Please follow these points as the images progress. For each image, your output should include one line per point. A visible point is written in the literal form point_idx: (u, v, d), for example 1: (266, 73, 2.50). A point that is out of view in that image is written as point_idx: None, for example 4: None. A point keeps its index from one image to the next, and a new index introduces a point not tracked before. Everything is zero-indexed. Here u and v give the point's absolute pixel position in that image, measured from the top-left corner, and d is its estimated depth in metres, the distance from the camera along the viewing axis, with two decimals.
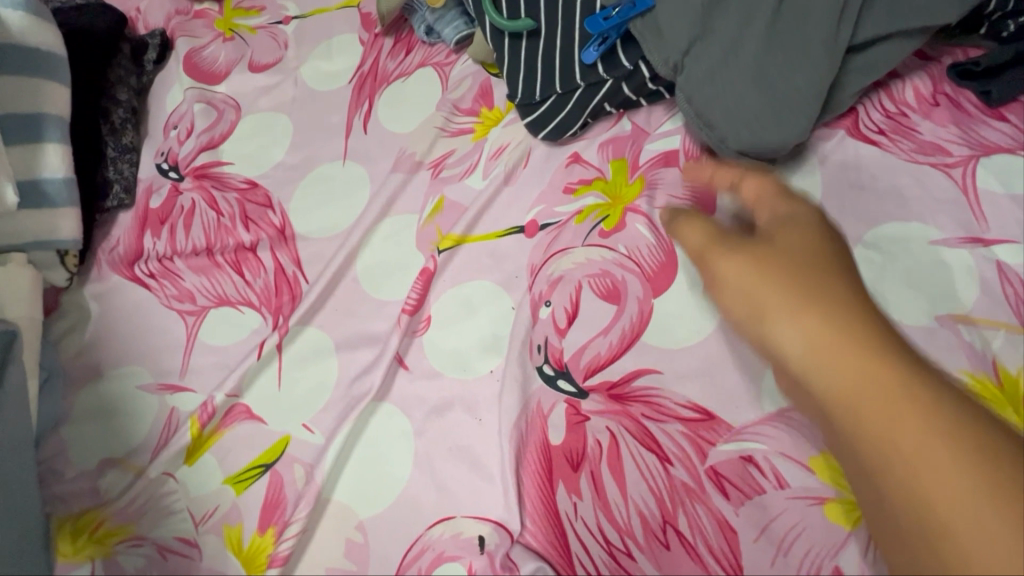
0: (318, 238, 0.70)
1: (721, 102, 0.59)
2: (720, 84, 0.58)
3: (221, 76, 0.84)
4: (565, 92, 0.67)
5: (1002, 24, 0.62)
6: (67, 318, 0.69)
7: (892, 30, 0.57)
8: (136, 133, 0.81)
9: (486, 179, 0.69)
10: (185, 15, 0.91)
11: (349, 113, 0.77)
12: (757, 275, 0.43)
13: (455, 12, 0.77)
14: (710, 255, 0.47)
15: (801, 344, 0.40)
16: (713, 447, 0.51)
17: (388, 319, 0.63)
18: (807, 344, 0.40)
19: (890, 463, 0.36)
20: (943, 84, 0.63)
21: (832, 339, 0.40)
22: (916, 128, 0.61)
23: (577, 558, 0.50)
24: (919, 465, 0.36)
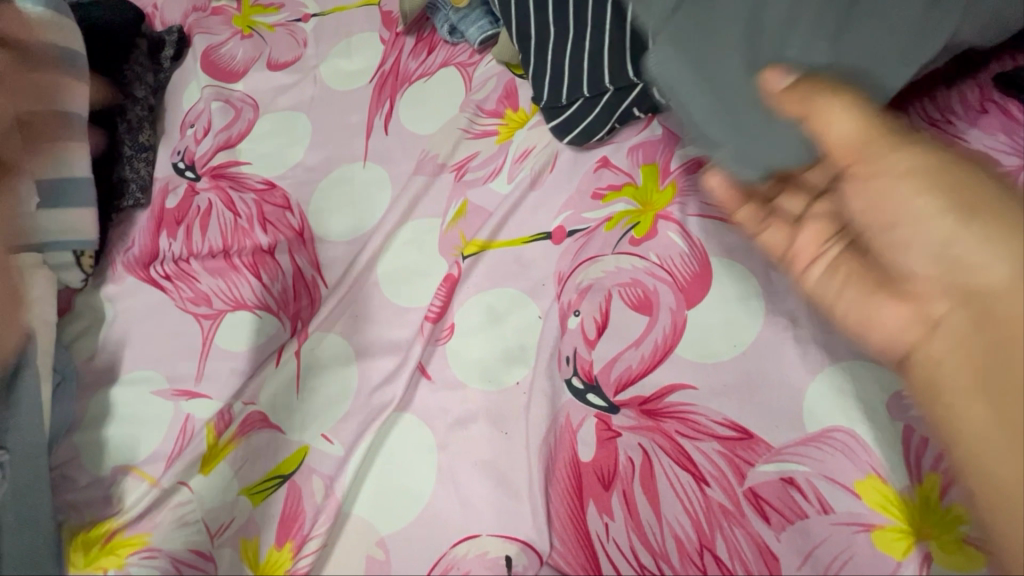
0: (338, 242, 0.68)
1: (706, 108, 0.52)
2: (705, 93, 0.52)
3: (238, 74, 0.83)
4: (593, 95, 0.65)
5: None
6: (82, 319, 0.68)
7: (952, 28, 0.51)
8: (153, 131, 0.80)
9: (511, 183, 0.67)
10: (203, 11, 0.90)
11: (370, 114, 0.76)
12: (949, 221, 0.39)
13: (479, 11, 0.75)
14: (862, 147, 0.44)
15: (937, 202, 0.40)
16: (751, 468, 0.49)
17: (410, 327, 0.62)
18: (912, 319, 0.42)
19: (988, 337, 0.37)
20: (991, 91, 0.60)
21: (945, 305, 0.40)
22: (963, 136, 0.58)
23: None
24: (992, 348, 0.36)
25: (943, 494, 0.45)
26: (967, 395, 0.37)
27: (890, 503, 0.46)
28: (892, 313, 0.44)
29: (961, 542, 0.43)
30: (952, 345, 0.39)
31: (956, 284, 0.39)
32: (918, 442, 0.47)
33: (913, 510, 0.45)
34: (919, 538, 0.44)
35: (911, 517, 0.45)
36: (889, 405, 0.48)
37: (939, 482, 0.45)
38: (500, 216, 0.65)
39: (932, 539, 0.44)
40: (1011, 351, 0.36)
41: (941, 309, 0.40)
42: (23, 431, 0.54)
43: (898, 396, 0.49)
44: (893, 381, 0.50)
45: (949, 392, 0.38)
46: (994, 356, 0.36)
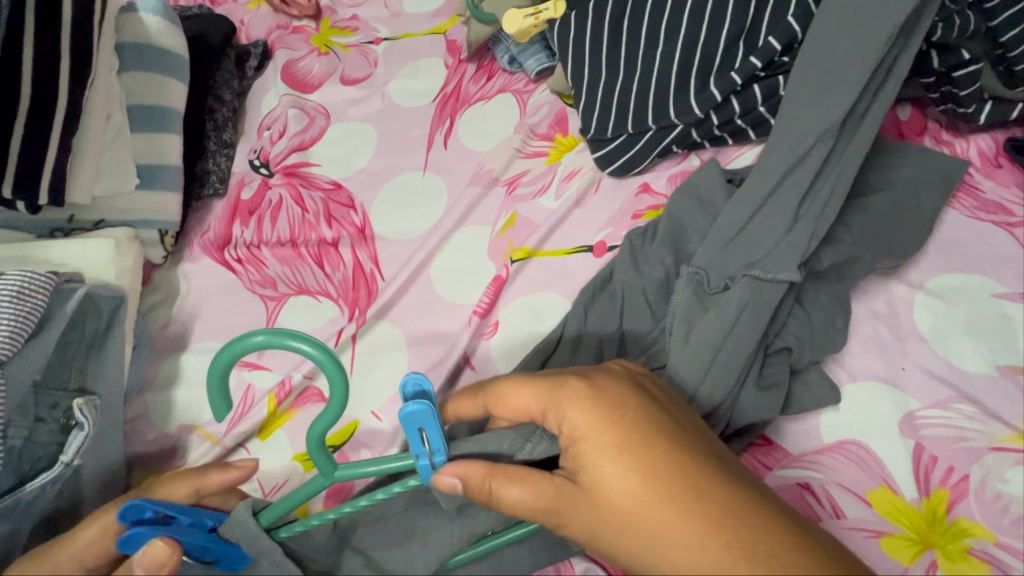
0: (396, 240, 0.74)
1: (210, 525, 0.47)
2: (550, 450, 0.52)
3: (314, 86, 0.91)
4: (636, 133, 0.71)
5: None
6: (158, 291, 0.75)
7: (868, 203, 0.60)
8: (235, 131, 0.89)
9: (558, 200, 0.74)
10: (285, 28, 0.99)
11: (431, 129, 0.83)
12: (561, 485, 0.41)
13: (539, 46, 0.83)
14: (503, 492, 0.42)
15: (621, 469, 0.39)
16: (769, 472, 0.53)
17: (458, 321, 0.67)
18: (598, 479, 0.40)
19: (635, 463, 0.39)
20: (1000, 154, 0.65)
21: (601, 470, 0.40)
22: (980, 187, 0.64)
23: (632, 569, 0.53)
24: (639, 458, 0.39)
25: (950, 508, 0.49)
26: (635, 497, 0.39)
27: (901, 513, 0.50)
28: (597, 479, 0.40)
29: (966, 552, 0.47)
30: (634, 518, 0.38)
31: (625, 450, 0.40)
32: (928, 459, 0.51)
33: (921, 520, 0.49)
34: (925, 546, 0.48)
35: (918, 526, 0.49)
36: (901, 424, 0.53)
37: (946, 498, 0.50)
38: (539, 224, 0.71)
39: (939, 549, 0.48)
40: (663, 506, 0.38)
41: (625, 484, 0.39)
42: (108, 381, 0.61)
43: (909, 416, 0.54)
44: (904, 402, 0.54)
45: (627, 509, 0.39)
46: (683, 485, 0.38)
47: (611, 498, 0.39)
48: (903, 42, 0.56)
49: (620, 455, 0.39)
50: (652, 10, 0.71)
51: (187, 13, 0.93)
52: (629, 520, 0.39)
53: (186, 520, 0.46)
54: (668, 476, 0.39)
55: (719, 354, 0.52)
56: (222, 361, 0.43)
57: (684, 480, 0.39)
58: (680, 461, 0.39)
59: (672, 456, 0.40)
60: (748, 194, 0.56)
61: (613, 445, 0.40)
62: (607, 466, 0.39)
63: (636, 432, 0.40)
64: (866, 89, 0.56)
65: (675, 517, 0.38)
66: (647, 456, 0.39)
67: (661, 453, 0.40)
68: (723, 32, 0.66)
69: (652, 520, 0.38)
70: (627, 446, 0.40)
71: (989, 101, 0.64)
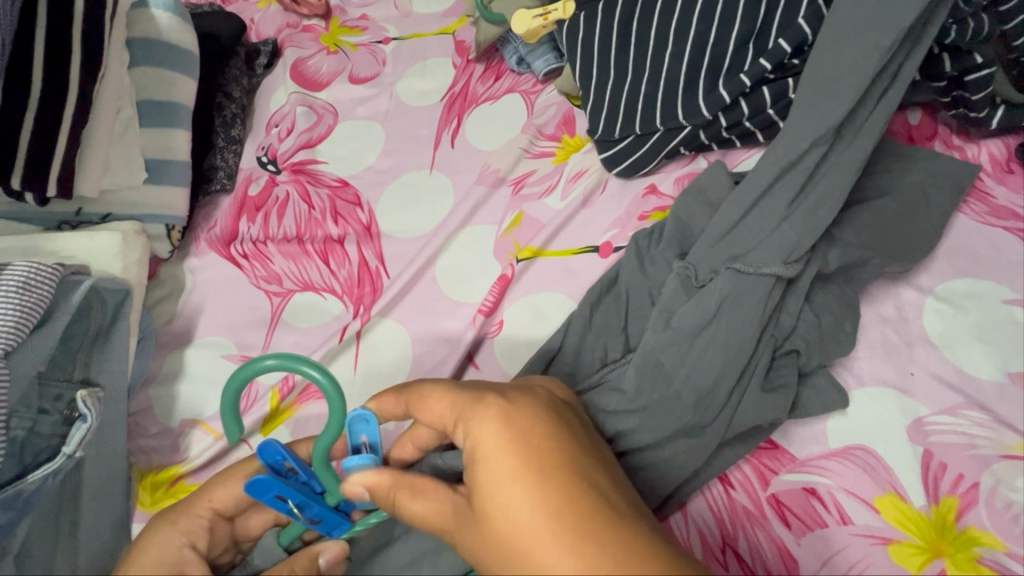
0: (402, 237, 0.74)
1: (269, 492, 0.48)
2: None
3: (322, 84, 0.91)
4: (644, 134, 0.71)
5: None
6: (164, 286, 0.75)
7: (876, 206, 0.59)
8: (243, 127, 0.89)
9: (564, 201, 0.73)
10: (294, 27, 1.00)
11: (438, 129, 0.83)
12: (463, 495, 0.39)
13: (547, 47, 0.83)
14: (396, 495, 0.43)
15: (525, 499, 0.37)
16: (775, 476, 0.53)
17: (463, 320, 0.67)
18: (496, 496, 0.38)
19: (536, 493, 0.37)
20: (1011, 159, 0.64)
21: (499, 486, 0.38)
22: (991, 193, 0.63)
23: None
24: (541, 488, 0.37)
25: (959, 516, 0.48)
26: (525, 524, 0.36)
27: (908, 520, 0.49)
28: (499, 498, 0.37)
29: (976, 561, 0.46)
30: (524, 556, 0.36)
31: (531, 475, 0.37)
32: (937, 466, 0.51)
33: (929, 527, 0.48)
34: (933, 554, 0.47)
35: (927, 533, 0.48)
36: (909, 430, 0.53)
37: (955, 506, 0.49)
38: (546, 223, 0.71)
39: (948, 558, 0.47)
40: (551, 545, 0.35)
41: (525, 508, 0.36)
42: (112, 374, 0.61)
43: (918, 422, 0.53)
44: (913, 408, 0.54)
45: (520, 540, 0.36)
46: (586, 529, 0.35)
47: (504, 521, 0.37)
48: (914, 45, 0.55)
49: (521, 467, 0.38)
50: (661, 12, 0.71)
51: (198, 11, 0.93)
52: (518, 547, 0.36)
53: (305, 478, 0.48)
54: (565, 503, 0.36)
55: (688, 351, 0.52)
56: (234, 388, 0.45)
57: (584, 523, 0.35)
58: (590, 503, 0.36)
59: (578, 493, 0.37)
60: (756, 195, 0.56)
61: (523, 467, 0.38)
62: (507, 484, 0.37)
63: (544, 451, 0.38)
64: (873, 94, 0.55)
65: (567, 567, 0.34)
66: (533, 474, 0.37)
67: (567, 494, 0.37)
68: (732, 35, 0.66)
69: (535, 544, 0.35)
70: (533, 468, 0.38)
71: (1001, 107, 0.64)
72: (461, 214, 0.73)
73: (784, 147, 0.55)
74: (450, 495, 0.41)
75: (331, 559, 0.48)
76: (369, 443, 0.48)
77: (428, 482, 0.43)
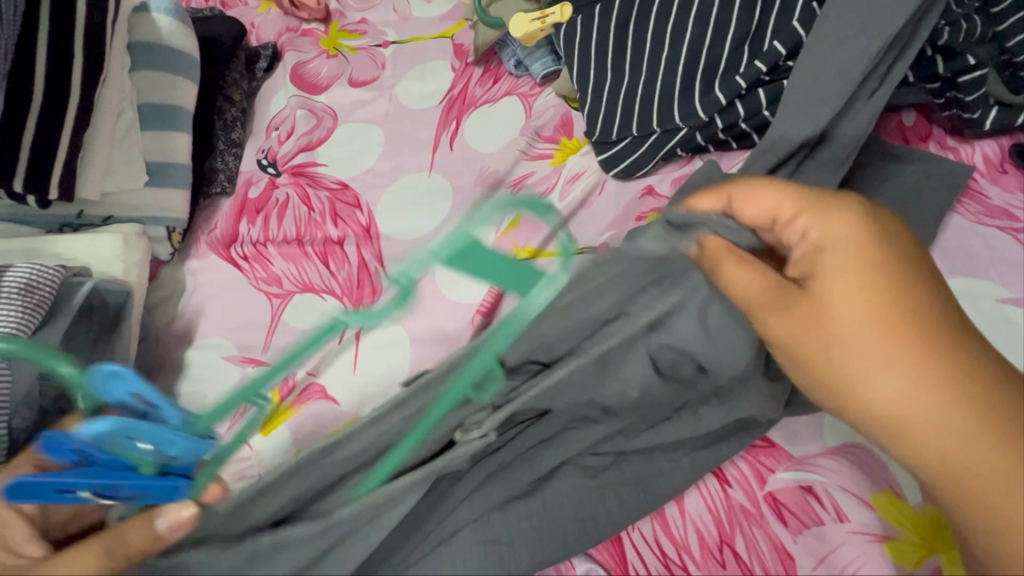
0: (401, 239, 0.75)
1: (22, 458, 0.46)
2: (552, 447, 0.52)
3: (322, 87, 0.92)
4: (641, 135, 0.72)
5: None
6: (165, 287, 0.76)
7: None
8: (243, 131, 0.89)
9: (562, 202, 0.74)
10: (294, 31, 1.00)
11: (437, 131, 0.84)
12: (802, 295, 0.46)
13: (545, 50, 0.84)
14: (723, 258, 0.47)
15: (869, 312, 0.44)
16: (772, 475, 0.53)
17: (462, 320, 0.67)
18: (812, 244, 0.47)
19: (912, 316, 0.43)
20: (1005, 160, 0.65)
21: (844, 265, 0.45)
22: (985, 193, 0.64)
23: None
24: (924, 350, 0.43)
25: None
26: (856, 315, 0.44)
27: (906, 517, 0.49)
28: (795, 240, 0.48)
29: None
30: (837, 361, 0.44)
31: (871, 293, 0.44)
32: None
33: (926, 525, 0.49)
34: (931, 551, 0.48)
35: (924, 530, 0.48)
36: None
37: None
38: (544, 224, 0.72)
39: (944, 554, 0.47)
40: (923, 386, 0.42)
41: (855, 308, 0.44)
42: None
43: None
44: None
45: (841, 317, 0.44)
46: (939, 383, 0.42)
47: (831, 311, 0.44)
48: (907, 46, 0.56)
49: (859, 264, 0.44)
50: (658, 15, 0.71)
51: (199, 15, 0.94)
52: (843, 318, 0.44)
53: (159, 409, 0.46)
54: (913, 334, 0.43)
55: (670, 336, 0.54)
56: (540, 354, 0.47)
57: (967, 381, 0.42)
58: (915, 317, 0.43)
59: (920, 299, 0.44)
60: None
61: (877, 314, 0.43)
62: (845, 246, 0.46)
63: (932, 279, 0.45)
64: (866, 96, 0.56)
65: (910, 388, 0.42)
66: (886, 270, 0.45)
67: (906, 295, 0.44)
68: (727, 38, 0.67)
69: (922, 419, 0.42)
70: (861, 247, 0.45)
71: (995, 107, 0.64)
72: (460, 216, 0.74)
73: (779, 148, 0.55)
74: (771, 283, 0.47)
75: (169, 523, 0.45)
76: (140, 395, 0.45)
77: (739, 256, 0.47)
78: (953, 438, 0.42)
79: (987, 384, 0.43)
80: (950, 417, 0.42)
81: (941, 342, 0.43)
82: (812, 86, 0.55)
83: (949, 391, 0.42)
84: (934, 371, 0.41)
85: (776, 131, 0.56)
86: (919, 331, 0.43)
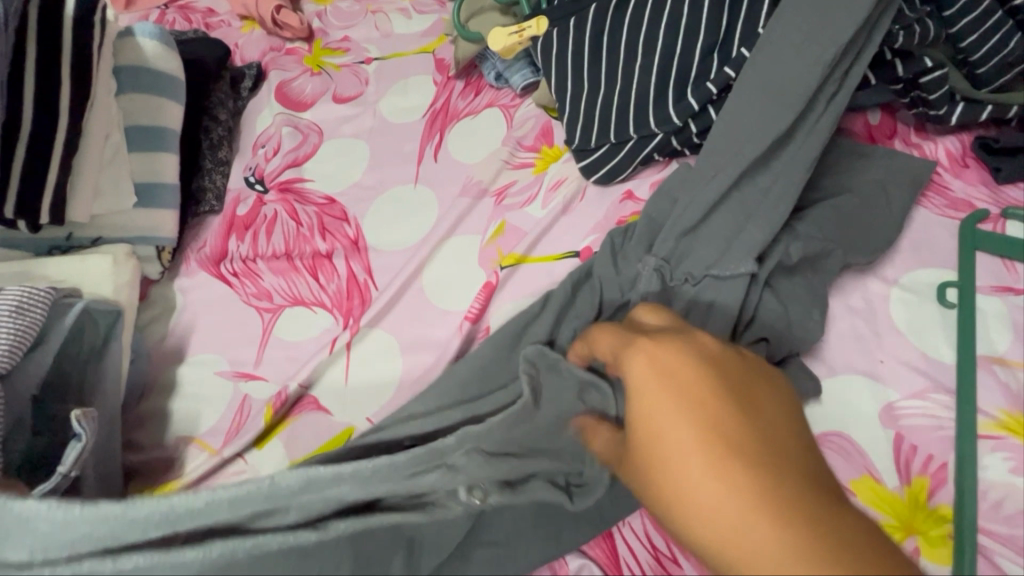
0: (388, 250, 0.76)
1: None
2: None
3: (307, 105, 0.94)
4: (619, 142, 0.74)
5: None
6: (156, 305, 0.76)
7: (838, 203, 0.62)
8: (230, 149, 0.91)
9: (545, 208, 0.76)
10: (278, 51, 1.02)
11: (421, 144, 0.86)
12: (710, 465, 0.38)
13: (524, 62, 0.86)
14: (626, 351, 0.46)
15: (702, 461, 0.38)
16: None
17: (449, 327, 0.69)
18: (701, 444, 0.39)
19: (733, 525, 0.36)
20: (967, 154, 0.68)
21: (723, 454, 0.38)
22: (949, 186, 0.67)
23: None
24: (740, 458, 0.38)
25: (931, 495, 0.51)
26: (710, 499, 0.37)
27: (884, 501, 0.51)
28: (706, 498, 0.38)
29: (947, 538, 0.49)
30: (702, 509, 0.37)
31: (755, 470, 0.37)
32: (908, 448, 0.53)
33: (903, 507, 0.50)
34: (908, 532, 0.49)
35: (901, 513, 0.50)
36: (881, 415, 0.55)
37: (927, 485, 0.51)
38: (527, 230, 0.74)
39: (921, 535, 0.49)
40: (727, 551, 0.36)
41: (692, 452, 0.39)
42: (105, 395, 0.62)
43: (889, 407, 0.55)
44: (884, 393, 0.56)
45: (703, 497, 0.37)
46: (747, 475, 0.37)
47: (692, 491, 0.38)
48: (866, 48, 0.59)
49: (680, 413, 0.40)
50: (631, 25, 0.74)
51: (183, 37, 0.96)
52: (722, 526, 0.36)
53: None
54: (724, 461, 0.38)
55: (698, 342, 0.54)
56: (968, 220, 0.63)
57: (738, 479, 0.37)
58: (749, 480, 0.37)
59: (736, 448, 0.38)
60: (732, 200, 0.59)
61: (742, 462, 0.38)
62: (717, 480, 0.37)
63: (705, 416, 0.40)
64: (828, 97, 0.59)
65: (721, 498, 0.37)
66: (716, 420, 0.40)
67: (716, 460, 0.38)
68: (698, 45, 0.70)
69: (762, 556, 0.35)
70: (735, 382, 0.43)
71: (960, 102, 0.67)
72: (446, 227, 0.76)
73: (751, 150, 0.58)
74: (708, 369, 0.43)
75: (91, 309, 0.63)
76: None
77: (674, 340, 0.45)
78: (753, 523, 0.36)
79: (844, 515, 0.37)
80: (786, 548, 0.35)
81: (767, 463, 0.38)
82: (779, 90, 0.58)
83: (762, 488, 0.37)
84: (745, 474, 0.37)
85: (747, 134, 0.58)
86: (746, 427, 0.40)
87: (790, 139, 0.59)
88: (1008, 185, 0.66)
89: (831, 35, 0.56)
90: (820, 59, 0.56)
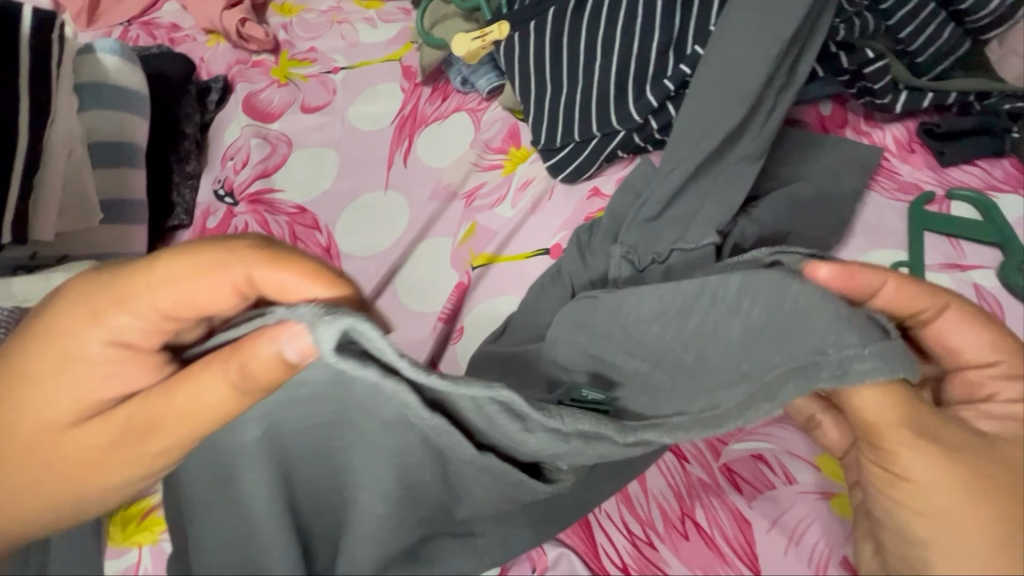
0: (360, 256, 0.77)
1: None
2: None
3: (275, 116, 0.94)
4: (583, 140, 0.76)
5: (973, 106, 0.70)
6: None
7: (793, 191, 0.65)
8: (198, 162, 0.90)
9: (514, 208, 0.77)
10: (244, 63, 1.02)
11: (390, 150, 0.86)
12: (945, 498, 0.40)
13: (488, 67, 0.88)
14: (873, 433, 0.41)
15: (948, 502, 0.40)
16: (726, 447, 0.56)
17: (425, 328, 0.70)
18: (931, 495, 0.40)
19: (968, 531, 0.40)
20: (913, 140, 0.71)
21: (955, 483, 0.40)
22: (897, 171, 0.70)
23: (607, 561, 0.52)
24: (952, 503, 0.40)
25: None
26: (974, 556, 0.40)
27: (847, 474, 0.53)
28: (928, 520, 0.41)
29: None
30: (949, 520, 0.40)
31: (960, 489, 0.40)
32: None
33: None
34: None
35: None
36: None
37: None
38: (497, 231, 0.75)
39: None
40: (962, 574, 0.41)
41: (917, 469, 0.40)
42: None
43: None
44: None
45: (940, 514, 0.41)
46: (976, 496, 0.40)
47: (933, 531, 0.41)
48: (810, 41, 0.61)
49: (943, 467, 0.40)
50: (589, 26, 0.76)
51: (146, 52, 0.95)
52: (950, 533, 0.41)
53: None
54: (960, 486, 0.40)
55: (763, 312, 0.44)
56: (915, 202, 0.66)
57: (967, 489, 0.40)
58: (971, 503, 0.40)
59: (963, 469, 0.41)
60: (691, 192, 0.61)
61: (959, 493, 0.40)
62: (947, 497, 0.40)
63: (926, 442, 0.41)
64: (777, 89, 0.61)
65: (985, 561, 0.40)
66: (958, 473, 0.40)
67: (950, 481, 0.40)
68: (654, 44, 0.72)
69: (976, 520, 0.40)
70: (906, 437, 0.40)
71: (904, 91, 0.69)
72: (418, 231, 0.77)
73: (707, 142, 0.60)
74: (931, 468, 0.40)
75: None
76: None
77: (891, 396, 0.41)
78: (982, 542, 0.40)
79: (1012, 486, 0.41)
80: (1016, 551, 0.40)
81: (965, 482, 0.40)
82: (730, 84, 0.60)
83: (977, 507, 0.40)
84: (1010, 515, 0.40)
85: (703, 127, 0.60)
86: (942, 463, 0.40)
87: (744, 131, 0.61)
88: (951, 168, 0.69)
89: (776, 29, 0.58)
90: (767, 52, 0.59)
